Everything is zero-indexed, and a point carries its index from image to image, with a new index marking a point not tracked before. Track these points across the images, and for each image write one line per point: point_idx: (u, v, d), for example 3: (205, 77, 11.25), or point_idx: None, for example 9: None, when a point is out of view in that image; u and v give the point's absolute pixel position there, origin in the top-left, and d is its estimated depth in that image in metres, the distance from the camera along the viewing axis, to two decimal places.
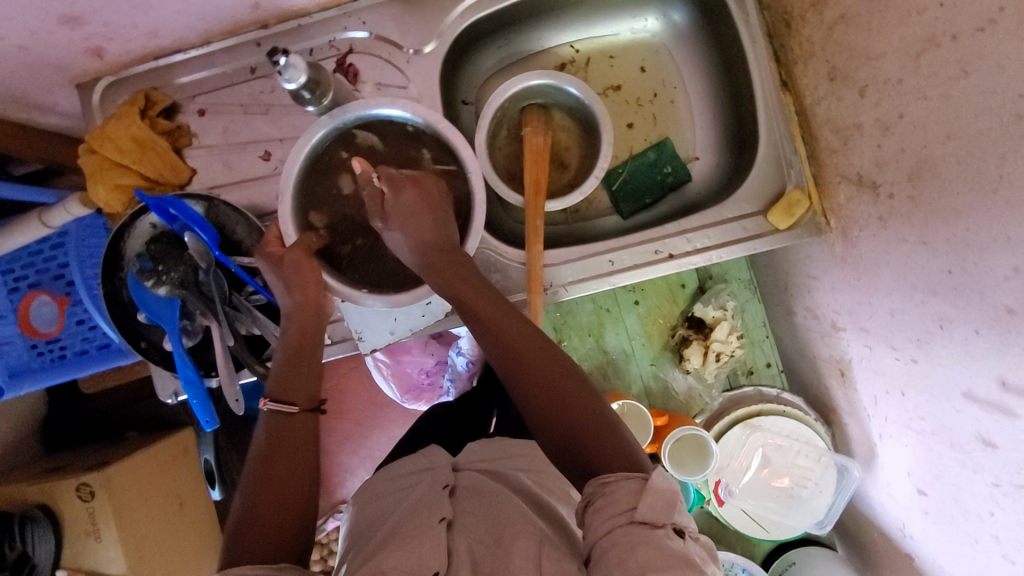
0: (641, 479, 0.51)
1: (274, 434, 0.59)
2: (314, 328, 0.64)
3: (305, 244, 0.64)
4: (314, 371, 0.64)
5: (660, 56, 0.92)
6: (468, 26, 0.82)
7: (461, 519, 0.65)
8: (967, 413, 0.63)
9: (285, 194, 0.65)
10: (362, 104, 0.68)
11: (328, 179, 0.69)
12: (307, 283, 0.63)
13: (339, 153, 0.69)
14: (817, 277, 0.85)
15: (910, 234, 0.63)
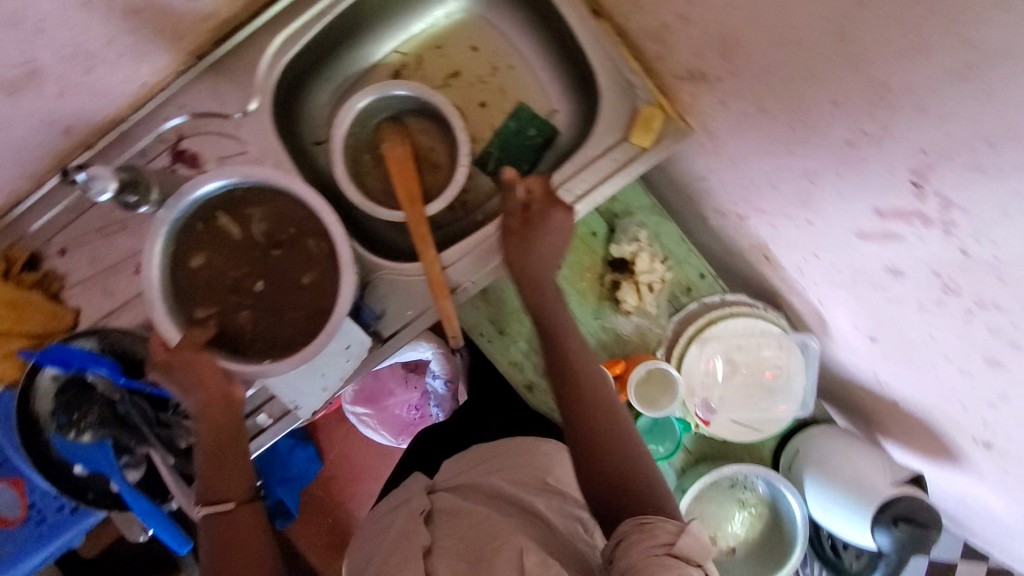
0: (678, 523, 0.55)
1: (217, 538, 0.59)
2: (225, 420, 0.64)
3: (188, 340, 0.62)
4: (240, 461, 0.64)
5: (483, 28, 0.92)
6: (285, 69, 0.81)
7: (441, 542, 0.65)
8: (867, 251, 0.63)
9: (150, 300, 0.63)
10: (194, 184, 0.65)
11: (193, 269, 0.66)
12: (206, 380, 0.62)
13: (191, 240, 0.66)
14: (706, 177, 0.85)
15: (749, 106, 0.63)
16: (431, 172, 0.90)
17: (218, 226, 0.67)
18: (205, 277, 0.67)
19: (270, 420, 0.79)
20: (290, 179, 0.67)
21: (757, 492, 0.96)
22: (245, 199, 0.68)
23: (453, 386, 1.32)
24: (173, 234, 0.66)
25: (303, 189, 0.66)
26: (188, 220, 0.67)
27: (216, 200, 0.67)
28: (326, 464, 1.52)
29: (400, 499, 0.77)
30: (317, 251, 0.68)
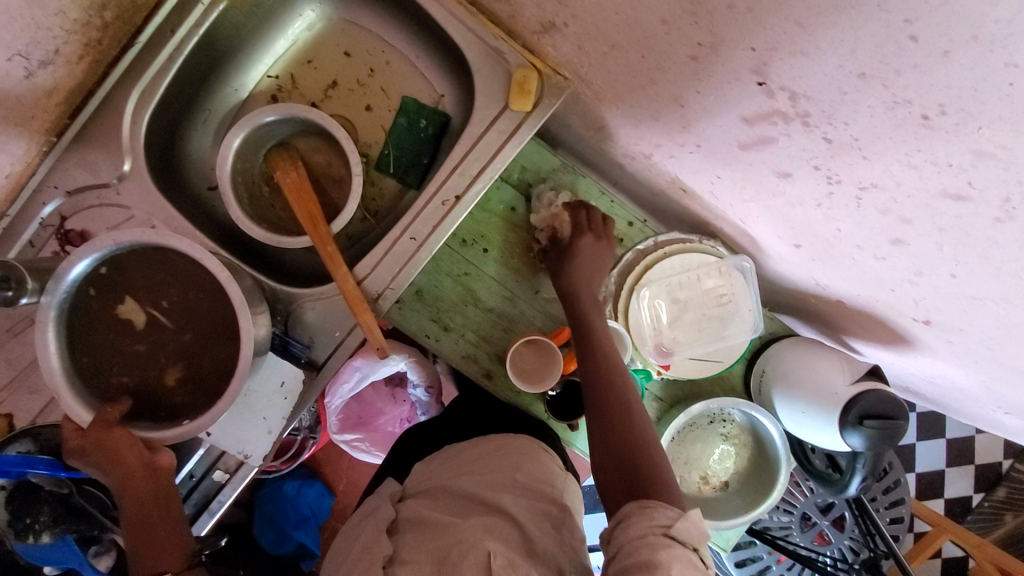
0: (677, 511, 0.62)
1: None
2: (154, 491, 0.65)
3: (101, 418, 0.61)
4: (176, 525, 0.67)
5: (348, 31, 0.89)
6: (149, 127, 0.78)
7: (403, 551, 0.65)
8: (756, 161, 0.61)
9: (57, 389, 0.61)
10: (69, 264, 0.62)
11: (94, 349, 0.64)
12: (122, 456, 0.62)
13: (84, 321, 0.64)
14: (603, 125, 0.84)
15: (602, 45, 0.61)
16: (335, 188, 0.89)
17: (109, 299, 0.64)
18: (109, 354, 0.64)
19: (226, 475, 0.78)
20: (163, 235, 0.64)
21: (736, 422, 0.96)
22: (132, 266, 0.65)
23: (434, 390, 1.30)
24: (62, 318, 0.63)
25: (183, 242, 0.64)
26: (74, 301, 0.64)
27: (100, 273, 0.64)
28: (338, 495, 1.50)
29: (369, 510, 0.78)
30: (221, 299, 0.67)
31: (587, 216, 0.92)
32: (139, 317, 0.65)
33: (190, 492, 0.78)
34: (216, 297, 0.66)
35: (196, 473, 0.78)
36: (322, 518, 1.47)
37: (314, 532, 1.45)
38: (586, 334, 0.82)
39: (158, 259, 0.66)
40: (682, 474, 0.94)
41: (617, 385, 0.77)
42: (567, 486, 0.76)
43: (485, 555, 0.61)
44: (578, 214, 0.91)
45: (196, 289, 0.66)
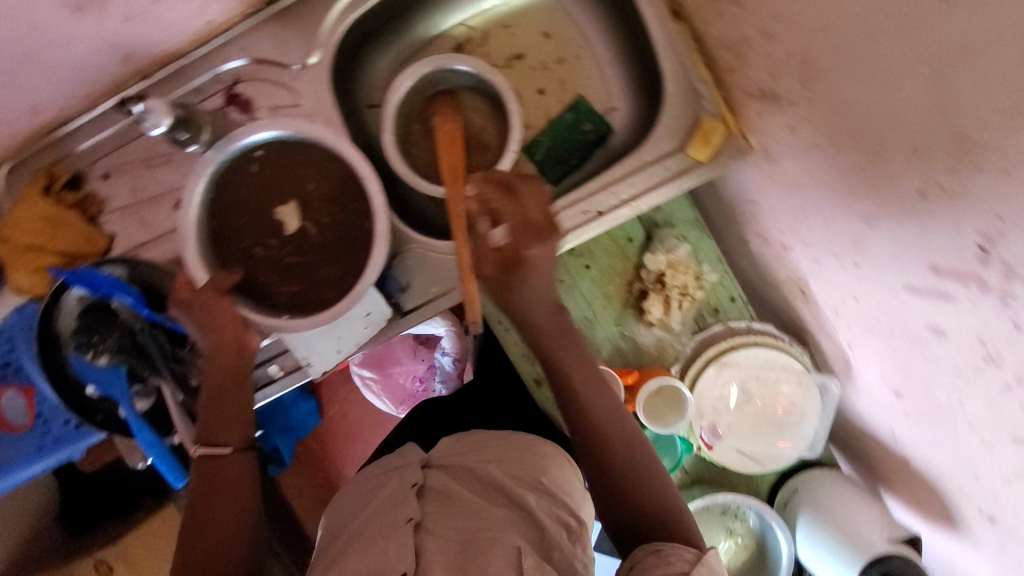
0: (693, 553, 0.57)
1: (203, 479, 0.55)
2: (237, 367, 0.61)
3: (214, 284, 0.61)
4: (243, 407, 0.60)
5: (555, 14, 0.90)
6: (348, 28, 0.81)
7: (431, 518, 0.65)
8: (913, 305, 0.61)
9: (187, 238, 0.63)
10: (243, 131, 0.66)
11: (227, 218, 0.67)
12: (223, 327, 0.61)
13: (232, 187, 0.67)
14: (757, 201, 0.83)
15: (817, 137, 0.61)
16: (479, 153, 0.90)
17: (262, 175, 0.67)
18: (244, 225, 0.67)
19: (280, 373, 0.80)
20: (340, 139, 0.66)
21: (748, 524, 0.94)
22: (297, 155, 0.68)
23: (460, 365, 1.31)
24: (218, 177, 0.66)
25: (353, 153, 0.66)
26: (234, 165, 0.67)
27: (268, 150, 0.67)
28: (326, 419, 1.49)
29: (393, 465, 0.77)
30: (358, 218, 0.68)
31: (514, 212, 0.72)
32: (291, 223, 0.67)
33: None
34: (356, 214, 0.68)
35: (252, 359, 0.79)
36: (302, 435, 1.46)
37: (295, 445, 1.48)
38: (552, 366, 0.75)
39: (319, 158, 0.68)
40: None
41: (608, 430, 0.72)
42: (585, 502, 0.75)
43: (514, 551, 0.59)
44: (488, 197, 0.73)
45: (341, 199, 0.68)
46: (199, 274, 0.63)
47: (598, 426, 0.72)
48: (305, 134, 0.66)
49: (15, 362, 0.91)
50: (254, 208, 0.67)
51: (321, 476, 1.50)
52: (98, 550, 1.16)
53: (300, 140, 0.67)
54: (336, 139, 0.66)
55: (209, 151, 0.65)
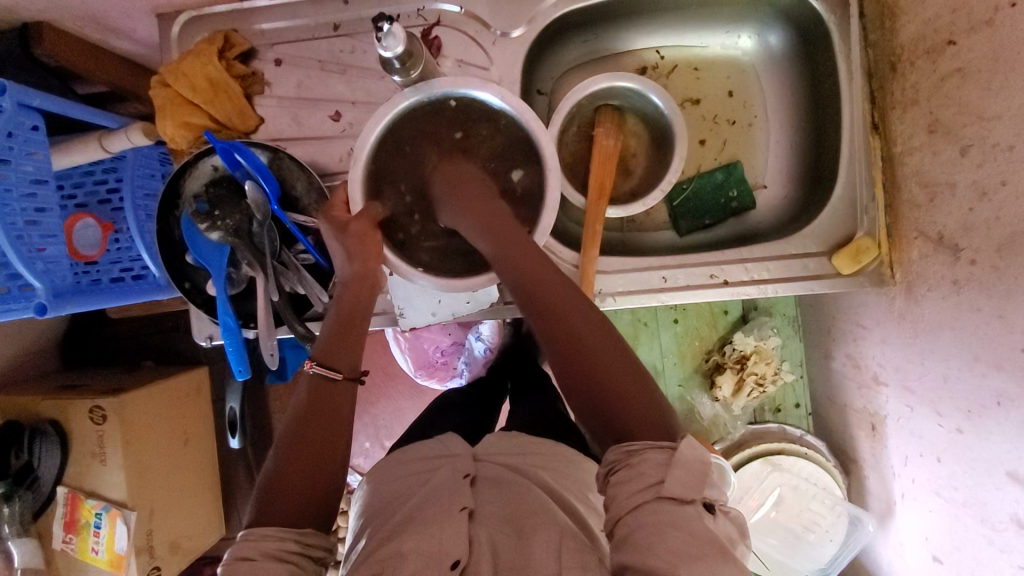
0: (668, 452, 0.48)
1: (313, 396, 0.58)
2: (368, 298, 0.63)
3: (370, 214, 0.64)
4: (360, 340, 0.62)
5: (747, 76, 0.90)
6: (561, 15, 0.80)
7: (483, 508, 0.65)
8: (1005, 493, 0.62)
9: (359, 158, 0.65)
10: (450, 82, 0.66)
11: (397, 156, 0.68)
12: (359, 258, 0.62)
13: (413, 129, 0.68)
14: (867, 328, 0.84)
15: (986, 304, 0.61)
16: (621, 176, 0.91)
17: (444, 128, 0.68)
18: (410, 163, 0.68)
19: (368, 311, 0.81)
20: (536, 124, 0.66)
21: None
22: (483, 122, 0.68)
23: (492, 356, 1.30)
24: (409, 113, 0.68)
25: (546, 143, 0.66)
26: (425, 107, 0.68)
27: (463, 106, 0.68)
28: None
29: (443, 446, 0.77)
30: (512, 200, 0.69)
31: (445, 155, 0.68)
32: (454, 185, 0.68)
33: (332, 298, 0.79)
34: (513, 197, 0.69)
35: None
36: None
37: None
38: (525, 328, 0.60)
39: (505, 135, 0.69)
40: None
41: (575, 329, 0.55)
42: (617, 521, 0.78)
43: (557, 537, 0.60)
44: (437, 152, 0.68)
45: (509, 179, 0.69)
46: (357, 196, 0.65)
47: (555, 319, 0.56)
48: (510, 111, 0.67)
49: (99, 198, 0.92)
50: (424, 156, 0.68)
51: None
52: (97, 396, 1.04)
53: (499, 113, 0.68)
54: (533, 122, 0.66)
55: (409, 86, 0.66)
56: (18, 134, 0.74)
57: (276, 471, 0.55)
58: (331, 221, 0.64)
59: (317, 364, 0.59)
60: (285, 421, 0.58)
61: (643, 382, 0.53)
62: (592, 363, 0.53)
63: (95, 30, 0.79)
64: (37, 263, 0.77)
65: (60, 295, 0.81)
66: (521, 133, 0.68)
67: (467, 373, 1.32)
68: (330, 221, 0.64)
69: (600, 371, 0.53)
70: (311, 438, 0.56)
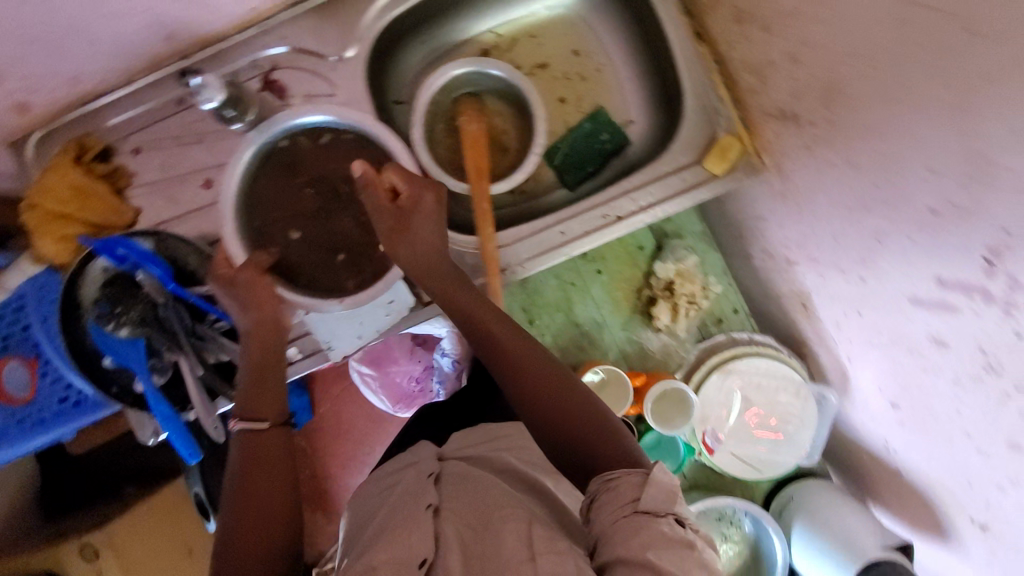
0: (643, 472, 0.54)
1: (247, 452, 0.59)
2: (274, 343, 0.64)
3: (255, 262, 0.64)
4: (280, 387, 0.64)
5: (580, 27, 0.94)
6: (385, 25, 0.84)
7: (448, 505, 0.66)
8: (917, 320, 0.65)
9: (227, 213, 0.66)
10: (287, 115, 0.68)
11: (264, 198, 0.69)
12: (258, 307, 0.63)
13: (269, 169, 0.70)
14: (764, 217, 0.87)
15: (834, 157, 0.65)
16: (497, 154, 0.93)
17: (299, 159, 0.70)
18: (272, 198, 0.69)
19: (299, 355, 0.80)
20: (373, 123, 0.69)
21: (743, 530, 0.96)
22: (321, 139, 0.70)
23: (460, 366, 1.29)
24: (255, 154, 0.69)
25: (392, 141, 0.69)
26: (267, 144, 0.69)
27: (298, 131, 0.70)
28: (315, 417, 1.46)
29: (406, 461, 0.78)
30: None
31: (281, 192, 0.70)
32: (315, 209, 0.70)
33: None
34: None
35: None
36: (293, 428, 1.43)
37: None
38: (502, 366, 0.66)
39: (348, 144, 0.71)
40: None
41: (549, 385, 0.65)
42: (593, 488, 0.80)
43: (525, 525, 0.60)
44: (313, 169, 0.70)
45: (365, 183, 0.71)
46: (235, 252, 0.66)
47: (522, 378, 0.65)
48: (349, 123, 0.70)
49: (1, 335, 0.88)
50: (286, 190, 0.70)
51: (313, 474, 1.46)
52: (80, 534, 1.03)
53: (342, 130, 0.71)
54: (368, 123, 0.69)
55: (252, 131, 0.69)
56: None
57: (228, 533, 0.55)
58: (219, 277, 0.64)
59: (242, 420, 0.61)
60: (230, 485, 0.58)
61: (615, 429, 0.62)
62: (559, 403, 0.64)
63: None
64: None
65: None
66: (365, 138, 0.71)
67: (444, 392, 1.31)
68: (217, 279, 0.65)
69: (577, 424, 0.62)
70: (258, 491, 0.57)
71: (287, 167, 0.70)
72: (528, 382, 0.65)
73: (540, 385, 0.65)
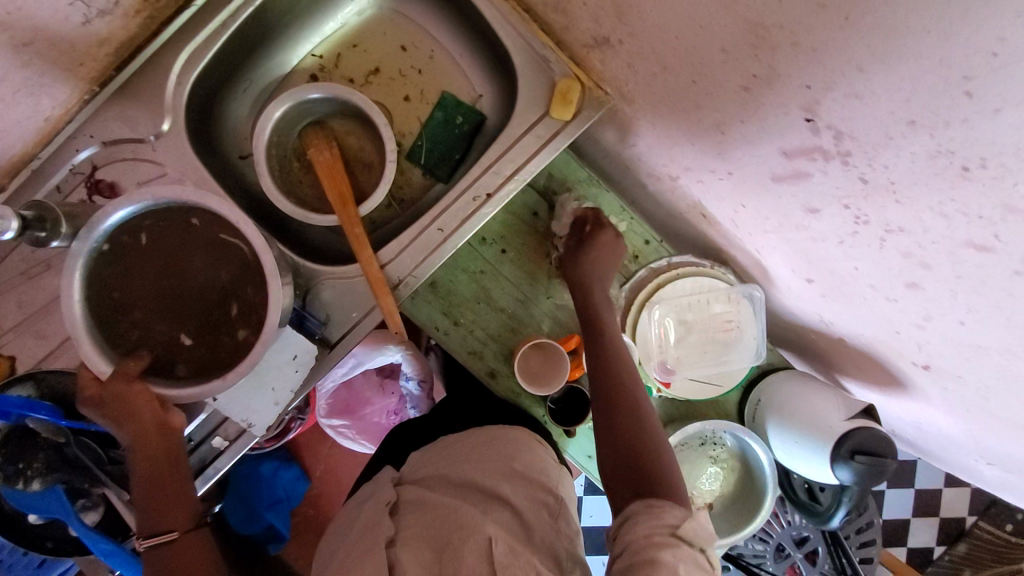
0: (685, 510, 0.61)
1: (165, 560, 0.67)
2: (163, 452, 0.67)
3: (120, 370, 0.62)
4: (182, 491, 0.69)
5: (395, 21, 0.91)
6: (193, 88, 0.78)
7: (406, 532, 0.65)
8: (786, 195, 0.64)
9: (75, 329, 0.61)
10: (98, 214, 0.62)
11: (113, 306, 0.64)
12: (132, 420, 0.63)
13: (107, 274, 0.64)
14: (634, 143, 0.86)
15: (653, 66, 0.64)
16: (364, 172, 0.90)
17: (133, 253, 0.64)
18: (122, 303, 0.64)
19: (226, 443, 0.78)
20: (199, 195, 0.64)
21: (727, 446, 0.97)
22: (150, 229, 0.65)
23: (428, 385, 1.25)
24: (85, 267, 0.63)
25: (218, 204, 0.64)
26: (94, 254, 0.63)
27: (124, 227, 0.64)
28: (313, 482, 1.40)
29: (366, 495, 0.78)
30: (229, 267, 0.66)
31: (129, 293, 0.64)
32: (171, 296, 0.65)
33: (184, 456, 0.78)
34: (229, 263, 0.66)
35: (194, 438, 0.78)
36: (297, 502, 1.37)
37: (286, 516, 1.35)
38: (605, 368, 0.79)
39: (184, 225, 0.65)
40: None
41: (634, 412, 0.74)
42: (560, 477, 0.77)
43: (485, 544, 0.61)
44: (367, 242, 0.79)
45: (213, 254, 0.66)
46: (100, 365, 0.62)
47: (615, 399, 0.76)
48: (169, 199, 0.64)
49: None
50: (132, 289, 0.64)
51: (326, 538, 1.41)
52: None
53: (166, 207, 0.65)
54: (192, 195, 0.64)
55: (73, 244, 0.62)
56: None
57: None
58: (91, 395, 0.63)
59: (149, 535, 0.67)
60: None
61: (670, 475, 0.68)
62: (635, 433, 0.73)
63: None
64: None
65: None
66: (199, 212, 0.66)
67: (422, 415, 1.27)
68: (91, 399, 0.63)
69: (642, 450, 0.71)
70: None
71: (124, 266, 0.64)
72: (617, 403, 0.75)
73: (626, 412, 0.75)
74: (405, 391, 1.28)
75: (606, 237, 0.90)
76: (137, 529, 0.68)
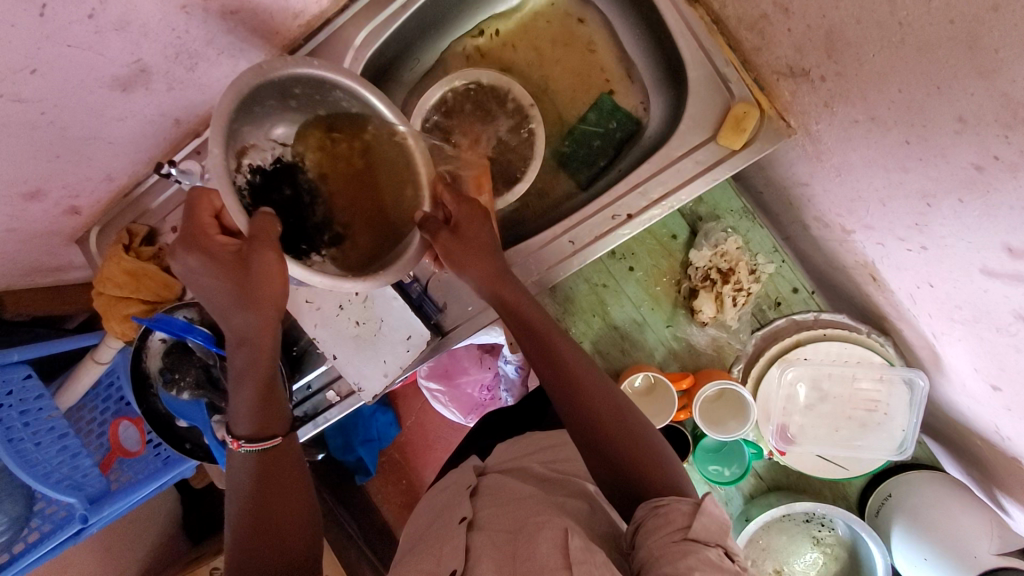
0: (693, 503, 0.50)
1: (260, 470, 0.61)
2: (272, 349, 0.61)
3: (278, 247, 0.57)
4: (281, 399, 0.64)
5: (569, 15, 0.88)
6: (367, 64, 0.82)
7: (482, 516, 0.64)
8: (993, 292, 0.53)
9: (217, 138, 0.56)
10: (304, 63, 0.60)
11: (251, 119, 0.61)
12: (267, 304, 0.57)
13: (268, 103, 0.62)
14: (807, 182, 0.76)
15: (858, 113, 0.56)
16: (506, 160, 0.87)
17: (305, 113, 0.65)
18: (257, 118, 0.62)
19: (337, 398, 0.86)
20: (344, 74, 0.62)
21: (837, 532, 0.84)
22: (290, 99, 0.63)
23: (525, 370, 1.14)
24: (229, 126, 0.57)
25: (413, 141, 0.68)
26: (238, 120, 0.59)
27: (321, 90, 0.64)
28: (404, 430, 1.44)
29: (450, 480, 0.79)
30: (382, 162, 0.68)
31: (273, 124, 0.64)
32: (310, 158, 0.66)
33: (303, 401, 0.87)
34: (389, 166, 0.68)
35: (313, 386, 0.87)
36: (386, 444, 1.40)
37: (375, 454, 1.40)
38: (552, 365, 0.62)
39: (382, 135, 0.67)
40: (757, 561, 0.86)
41: (596, 404, 0.60)
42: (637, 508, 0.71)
43: (561, 534, 0.54)
44: (354, 130, 0.67)
45: (365, 145, 0.68)
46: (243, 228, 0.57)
47: (580, 388, 0.61)
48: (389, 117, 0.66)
49: (122, 396, 0.98)
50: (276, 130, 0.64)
51: (405, 484, 1.45)
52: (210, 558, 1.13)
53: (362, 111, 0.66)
54: (337, 71, 0.62)
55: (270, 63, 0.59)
56: (22, 394, 0.81)
57: (242, 538, 0.58)
58: (222, 261, 0.57)
59: (248, 441, 0.61)
60: (236, 501, 0.60)
61: (662, 459, 0.58)
62: (608, 423, 0.59)
63: (40, 277, 0.89)
64: (63, 487, 0.85)
65: (96, 501, 0.90)
66: (353, 94, 0.64)
67: (514, 400, 1.17)
68: (225, 265, 0.57)
69: (619, 445, 0.58)
70: (270, 504, 0.60)
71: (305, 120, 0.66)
72: (580, 396, 0.61)
73: (585, 402, 0.60)
74: (501, 371, 1.19)
75: (483, 229, 0.68)
76: (234, 435, 0.62)
